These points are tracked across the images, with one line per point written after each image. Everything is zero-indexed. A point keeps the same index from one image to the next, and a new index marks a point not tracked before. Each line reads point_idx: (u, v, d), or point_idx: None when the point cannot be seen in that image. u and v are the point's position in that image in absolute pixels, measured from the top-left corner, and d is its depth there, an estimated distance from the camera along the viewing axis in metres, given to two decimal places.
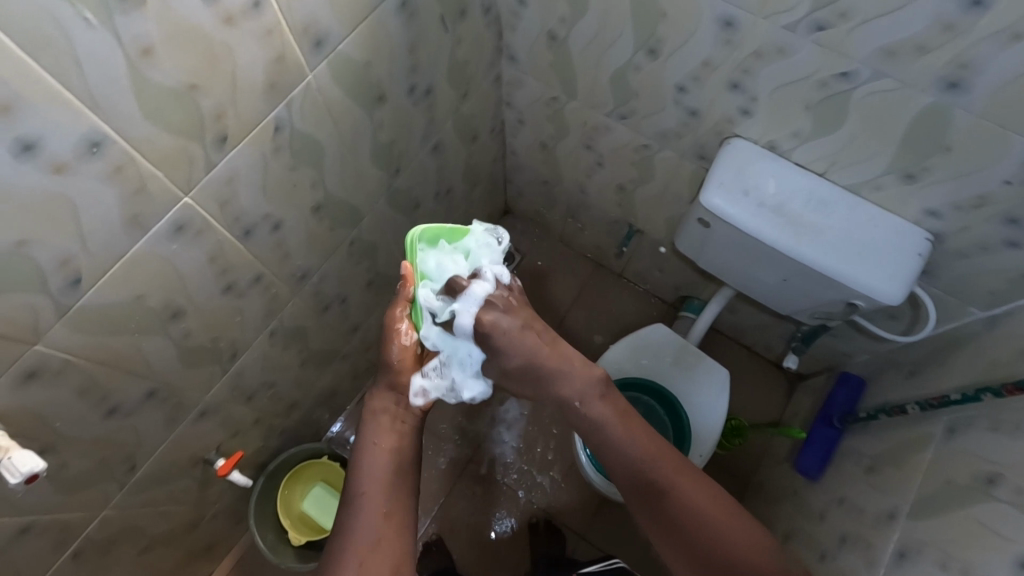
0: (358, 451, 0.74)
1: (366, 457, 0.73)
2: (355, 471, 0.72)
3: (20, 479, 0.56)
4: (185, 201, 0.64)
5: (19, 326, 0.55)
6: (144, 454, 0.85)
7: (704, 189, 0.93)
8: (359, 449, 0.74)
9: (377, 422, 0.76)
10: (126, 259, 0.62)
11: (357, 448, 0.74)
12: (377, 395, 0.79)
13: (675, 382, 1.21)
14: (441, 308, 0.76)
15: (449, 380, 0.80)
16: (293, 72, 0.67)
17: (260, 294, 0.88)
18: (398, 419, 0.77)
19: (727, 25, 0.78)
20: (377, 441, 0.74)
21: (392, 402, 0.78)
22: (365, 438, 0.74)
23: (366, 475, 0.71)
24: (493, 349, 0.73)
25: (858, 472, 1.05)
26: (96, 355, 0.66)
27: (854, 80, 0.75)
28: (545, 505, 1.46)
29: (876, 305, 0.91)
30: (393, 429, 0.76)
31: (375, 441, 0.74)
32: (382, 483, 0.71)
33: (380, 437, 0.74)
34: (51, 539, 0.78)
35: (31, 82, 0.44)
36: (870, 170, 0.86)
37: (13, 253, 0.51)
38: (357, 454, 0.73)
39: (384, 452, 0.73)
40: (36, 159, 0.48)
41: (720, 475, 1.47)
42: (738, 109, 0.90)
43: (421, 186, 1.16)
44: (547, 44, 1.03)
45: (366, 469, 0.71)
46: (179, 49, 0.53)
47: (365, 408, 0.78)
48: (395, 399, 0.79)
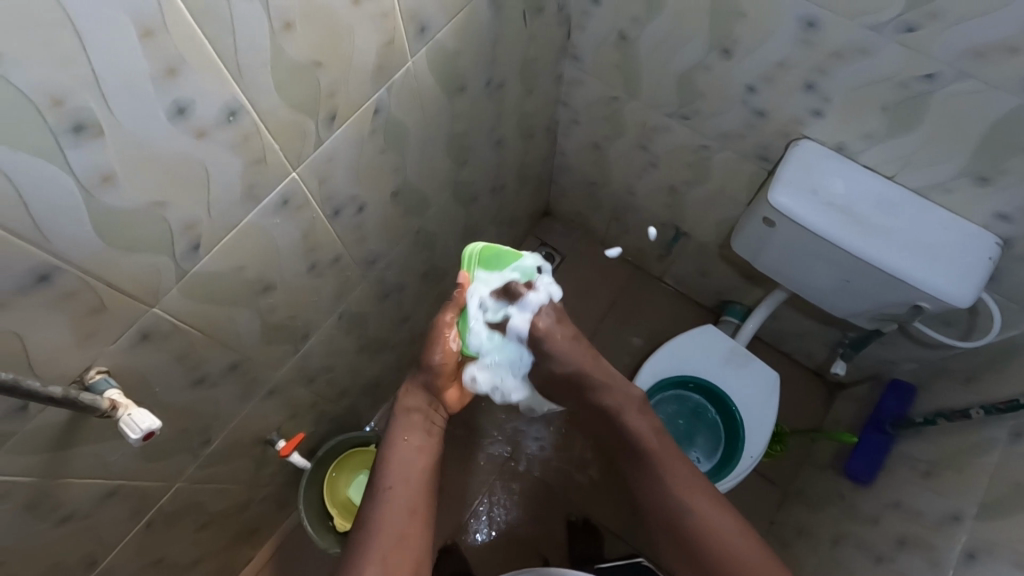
0: (385, 445, 0.77)
1: (393, 452, 0.75)
2: (383, 464, 0.74)
3: (140, 436, 0.59)
4: (294, 176, 0.66)
5: (143, 286, 0.57)
6: (218, 427, 0.86)
7: (772, 188, 0.94)
8: (388, 443, 0.76)
9: (406, 420, 0.79)
10: (238, 229, 0.64)
11: (385, 443, 0.77)
12: (407, 395, 0.82)
13: (726, 382, 1.22)
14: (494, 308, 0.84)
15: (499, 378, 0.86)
16: (398, 56, 0.70)
17: (336, 276, 0.89)
18: (428, 420, 0.80)
19: (810, 25, 0.81)
20: (405, 437, 0.77)
21: (422, 402, 0.81)
22: (394, 434, 0.77)
23: (394, 468, 0.73)
24: (545, 352, 0.85)
25: (914, 477, 1.05)
26: (198, 322, 0.68)
27: (938, 82, 0.78)
28: (583, 504, 1.45)
29: (943, 307, 0.91)
30: (417, 428, 0.78)
31: (403, 437, 0.77)
32: (406, 479, 0.73)
33: (408, 435, 0.77)
34: (129, 505, 0.79)
35: (194, 48, 0.47)
36: (943, 172, 0.87)
37: (150, 214, 0.53)
38: (385, 449, 0.76)
39: (410, 449, 0.76)
40: (185, 122, 0.50)
41: (760, 482, 1.45)
42: (809, 110, 0.92)
43: (480, 180, 1.17)
44: (615, 44, 1.05)
45: (394, 463, 0.74)
46: (313, 25, 0.55)
47: (396, 406, 0.80)
48: (428, 400, 0.82)
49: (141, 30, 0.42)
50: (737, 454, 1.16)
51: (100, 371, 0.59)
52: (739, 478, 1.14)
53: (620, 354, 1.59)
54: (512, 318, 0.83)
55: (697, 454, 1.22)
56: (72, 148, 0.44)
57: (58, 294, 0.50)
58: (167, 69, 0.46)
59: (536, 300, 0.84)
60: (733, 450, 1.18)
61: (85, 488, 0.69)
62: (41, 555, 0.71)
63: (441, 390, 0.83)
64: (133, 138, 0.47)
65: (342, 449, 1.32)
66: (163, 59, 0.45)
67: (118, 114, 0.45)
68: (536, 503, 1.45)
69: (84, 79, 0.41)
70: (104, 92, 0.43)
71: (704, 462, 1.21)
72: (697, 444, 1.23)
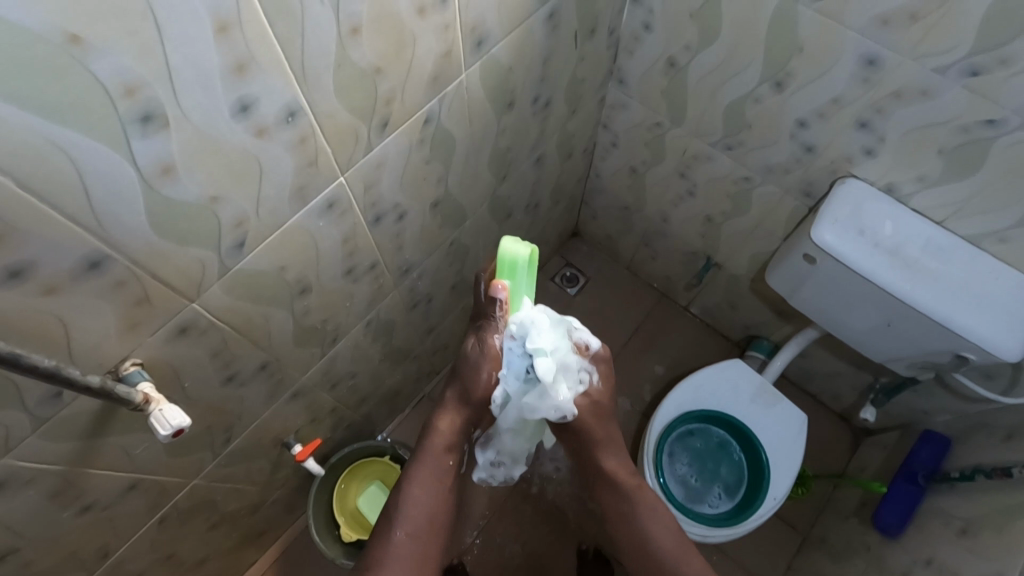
0: (407, 475, 0.80)
1: (413, 490, 0.78)
2: (402, 503, 0.78)
3: (169, 432, 0.58)
4: (341, 180, 0.66)
5: (187, 279, 0.57)
6: (241, 426, 0.86)
7: (817, 224, 0.92)
8: (409, 474, 0.79)
9: (428, 450, 0.79)
10: (284, 228, 0.64)
11: (407, 472, 0.80)
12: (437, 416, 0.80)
13: (752, 418, 1.18)
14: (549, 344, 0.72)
15: (536, 405, 0.75)
16: (453, 68, 0.70)
17: (370, 282, 0.88)
18: (452, 449, 0.80)
19: (870, 62, 0.80)
20: (425, 468, 0.79)
21: (452, 434, 0.80)
22: (415, 461, 0.80)
23: (410, 509, 0.78)
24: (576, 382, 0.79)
25: (949, 534, 1.01)
26: (231, 320, 0.67)
27: (1002, 128, 0.76)
28: (595, 533, 1.41)
29: (989, 360, 0.88)
30: (440, 467, 0.80)
31: (421, 470, 0.79)
32: (419, 532, 0.77)
33: (426, 470, 0.79)
34: (148, 499, 0.78)
35: (264, 47, 0.47)
36: (995, 222, 0.85)
37: (204, 208, 0.53)
38: (406, 477, 0.79)
39: (430, 488, 0.79)
40: (247, 120, 0.50)
41: (778, 524, 1.41)
42: (861, 148, 0.90)
43: (517, 198, 1.17)
44: (664, 70, 1.05)
45: (411, 507, 0.78)
46: (377, 31, 0.55)
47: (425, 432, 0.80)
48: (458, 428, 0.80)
49: (217, 25, 0.42)
50: (760, 494, 1.12)
51: (134, 364, 0.59)
52: (762, 521, 1.11)
53: (642, 382, 1.55)
54: (571, 352, 0.75)
55: (719, 490, 1.21)
56: (137, 138, 0.43)
57: (109, 283, 0.50)
58: (237, 66, 0.46)
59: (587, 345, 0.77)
60: (756, 490, 1.14)
61: (108, 480, 0.69)
62: (59, 543, 0.70)
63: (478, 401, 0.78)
64: (198, 131, 0.47)
65: (355, 457, 1.30)
66: (235, 56, 0.45)
67: (185, 107, 0.45)
68: (546, 526, 1.42)
69: (158, 70, 0.41)
70: (175, 85, 0.43)
71: (726, 499, 1.19)
72: (720, 478, 1.22)
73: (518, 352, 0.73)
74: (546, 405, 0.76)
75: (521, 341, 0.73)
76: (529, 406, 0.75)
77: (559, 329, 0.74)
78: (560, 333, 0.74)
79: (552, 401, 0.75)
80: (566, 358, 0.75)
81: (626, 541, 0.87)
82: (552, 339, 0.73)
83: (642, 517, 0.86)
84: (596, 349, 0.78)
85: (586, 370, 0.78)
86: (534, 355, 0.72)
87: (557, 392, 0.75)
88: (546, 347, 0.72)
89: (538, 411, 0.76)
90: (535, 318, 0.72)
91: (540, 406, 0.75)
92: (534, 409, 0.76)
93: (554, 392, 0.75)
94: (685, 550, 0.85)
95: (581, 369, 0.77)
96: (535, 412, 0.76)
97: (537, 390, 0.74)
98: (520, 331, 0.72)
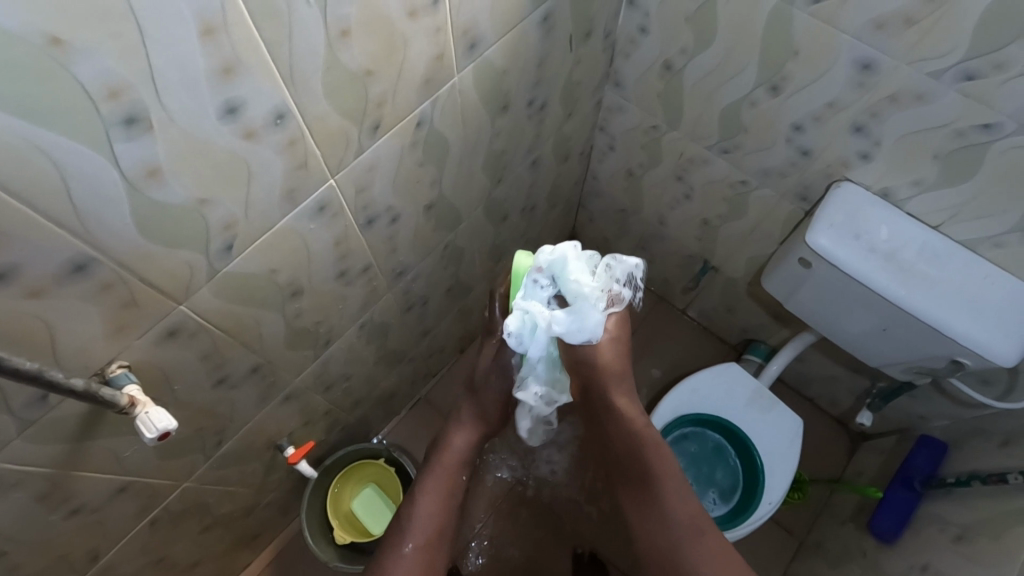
0: (416, 485, 0.81)
1: (422, 499, 0.79)
2: (410, 510, 0.78)
3: (154, 435, 0.58)
4: (332, 183, 0.65)
5: (175, 282, 0.56)
6: (233, 429, 0.85)
7: (812, 228, 0.92)
8: (419, 484, 0.80)
9: (440, 462, 0.82)
10: (274, 231, 0.63)
11: (417, 483, 0.81)
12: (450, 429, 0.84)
13: (748, 422, 1.18)
14: (579, 266, 0.70)
15: (566, 326, 0.72)
16: (446, 71, 0.69)
17: (363, 285, 0.88)
18: (463, 463, 0.83)
19: (865, 66, 0.80)
20: (436, 478, 0.80)
21: (464, 446, 0.83)
22: (426, 473, 0.81)
23: (418, 516, 0.77)
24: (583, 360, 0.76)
25: (945, 541, 1.01)
26: (221, 322, 0.66)
27: (997, 133, 0.75)
28: (590, 537, 1.41)
29: (985, 365, 0.87)
30: (451, 480, 0.81)
31: (431, 481, 0.80)
32: (427, 540, 0.76)
33: (437, 481, 0.80)
34: (138, 501, 0.78)
35: (250, 49, 0.46)
36: (991, 226, 0.85)
37: (192, 210, 0.52)
38: (416, 487, 0.80)
39: (439, 497, 0.79)
40: (234, 122, 0.50)
41: (774, 529, 1.40)
42: (856, 152, 0.90)
43: (513, 200, 1.16)
44: (660, 73, 1.04)
45: (419, 514, 0.77)
46: (367, 33, 0.55)
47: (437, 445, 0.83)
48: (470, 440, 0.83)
49: (203, 28, 0.42)
50: (755, 499, 1.12)
51: (121, 367, 0.58)
52: (756, 525, 1.10)
53: (639, 385, 1.55)
54: (606, 273, 0.71)
55: (714, 494, 1.20)
56: (121, 141, 0.43)
57: (94, 285, 0.50)
58: (224, 69, 0.46)
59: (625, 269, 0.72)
60: (751, 494, 1.14)
61: (98, 483, 0.68)
62: (48, 547, 0.70)
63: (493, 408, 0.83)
64: (184, 133, 0.47)
65: (350, 459, 1.30)
66: (221, 58, 0.45)
67: (170, 109, 0.44)
68: (542, 530, 1.42)
69: (142, 73, 0.41)
70: (159, 87, 0.43)
71: (721, 504, 1.19)
72: (715, 483, 1.21)
73: (547, 279, 0.70)
74: (577, 328, 0.72)
75: (548, 270, 0.70)
76: (557, 331, 0.72)
77: (589, 254, 0.71)
78: (588, 259, 0.71)
79: (584, 323, 0.71)
80: (597, 280, 0.71)
81: (642, 535, 0.81)
82: (582, 263, 0.70)
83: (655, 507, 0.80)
84: (628, 280, 0.73)
85: (630, 287, 0.73)
86: (563, 279, 0.70)
87: (590, 309, 0.71)
88: (576, 268, 0.70)
89: (569, 335, 0.72)
90: (564, 249, 0.70)
91: (571, 328, 0.71)
92: (567, 332, 0.72)
93: (587, 311, 0.71)
94: (699, 529, 0.78)
95: (625, 284, 0.73)
96: (567, 334, 0.72)
97: (569, 312, 0.71)
98: (549, 262, 0.70)
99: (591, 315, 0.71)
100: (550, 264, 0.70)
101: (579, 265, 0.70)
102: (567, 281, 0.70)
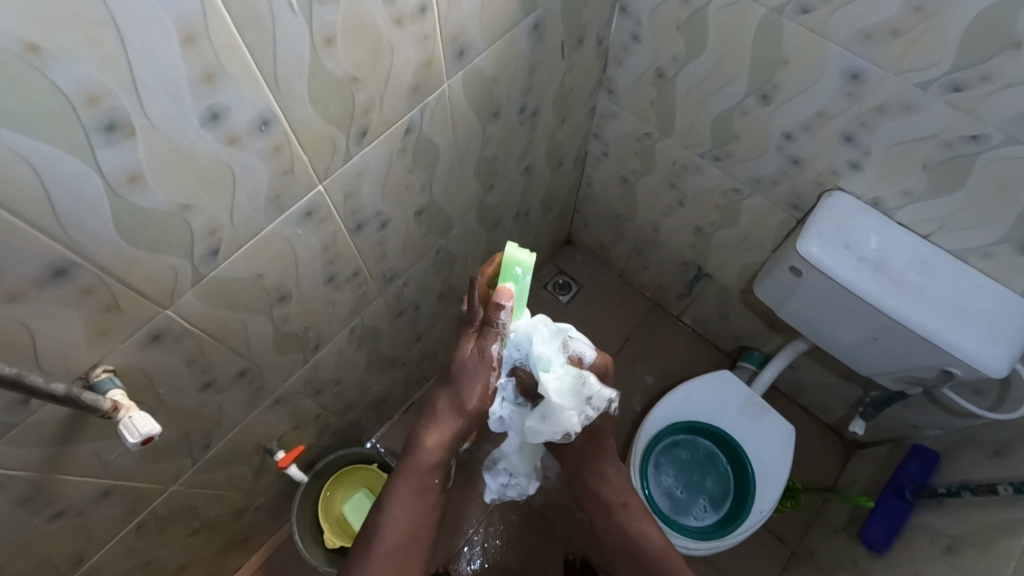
0: (387, 490, 0.77)
1: (394, 506, 0.76)
2: (381, 519, 0.75)
3: (137, 440, 0.58)
4: (319, 189, 0.65)
5: (158, 286, 0.57)
6: (220, 432, 0.85)
7: (803, 237, 0.92)
8: (389, 490, 0.76)
9: (409, 467, 0.76)
10: (261, 236, 0.63)
11: (387, 486, 0.77)
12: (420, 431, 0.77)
13: (739, 429, 1.18)
14: (545, 369, 0.70)
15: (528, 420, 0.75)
16: (434, 78, 0.70)
17: (353, 290, 0.88)
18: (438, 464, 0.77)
19: (853, 76, 0.80)
20: (406, 485, 0.76)
21: (439, 449, 0.76)
22: (396, 477, 0.77)
23: (390, 526, 0.75)
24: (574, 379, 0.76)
25: (935, 552, 1.00)
26: (207, 327, 0.66)
27: (985, 143, 0.75)
28: (581, 544, 1.40)
29: (975, 375, 0.87)
30: (425, 484, 0.77)
31: (403, 488, 0.76)
32: (398, 546, 0.75)
33: (407, 488, 0.76)
34: (123, 505, 0.78)
35: (233, 57, 0.47)
36: (981, 237, 0.85)
37: (175, 215, 0.52)
38: (387, 491, 0.77)
39: (411, 505, 0.76)
40: (218, 128, 0.50)
41: (767, 538, 1.40)
42: (847, 161, 0.90)
43: (506, 206, 1.16)
44: (653, 81, 1.05)
45: (390, 521, 0.75)
46: (352, 41, 0.55)
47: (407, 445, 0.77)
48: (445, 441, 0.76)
49: (183, 34, 0.43)
50: (745, 507, 1.12)
51: (106, 370, 0.58)
52: (745, 534, 1.10)
53: (632, 392, 1.55)
54: (576, 384, 0.72)
55: (704, 502, 1.20)
56: (101, 146, 0.43)
57: (76, 289, 0.50)
58: (206, 75, 0.46)
59: (593, 393, 0.72)
60: (741, 502, 1.14)
61: (82, 486, 0.68)
62: (31, 550, 0.70)
63: (468, 401, 0.74)
64: (166, 139, 0.47)
65: (341, 464, 1.29)
66: (202, 65, 0.45)
67: (151, 115, 0.45)
68: (532, 535, 1.41)
69: (122, 79, 0.41)
70: (139, 93, 0.43)
71: (712, 511, 1.19)
72: (706, 490, 1.21)
73: (514, 355, 0.72)
74: (546, 427, 0.74)
75: (520, 352, 0.72)
76: (527, 426, 0.75)
77: (557, 352, 0.72)
78: (559, 364, 0.71)
79: (547, 426, 0.74)
80: (569, 388, 0.71)
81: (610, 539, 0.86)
82: (552, 367, 0.71)
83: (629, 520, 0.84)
84: (600, 400, 0.73)
85: (600, 406, 0.73)
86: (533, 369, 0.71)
87: (553, 413, 0.72)
88: (546, 366, 0.71)
89: (534, 433, 0.76)
90: (536, 330, 0.71)
91: (537, 428, 0.75)
92: (531, 428, 0.75)
93: (551, 415, 0.73)
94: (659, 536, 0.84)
95: (592, 403, 0.73)
96: (529, 431, 0.76)
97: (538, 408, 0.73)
98: (522, 345, 0.71)
99: (551, 424, 0.73)
100: (523, 350, 0.71)
101: (548, 370, 0.71)
102: (538, 376, 0.71)
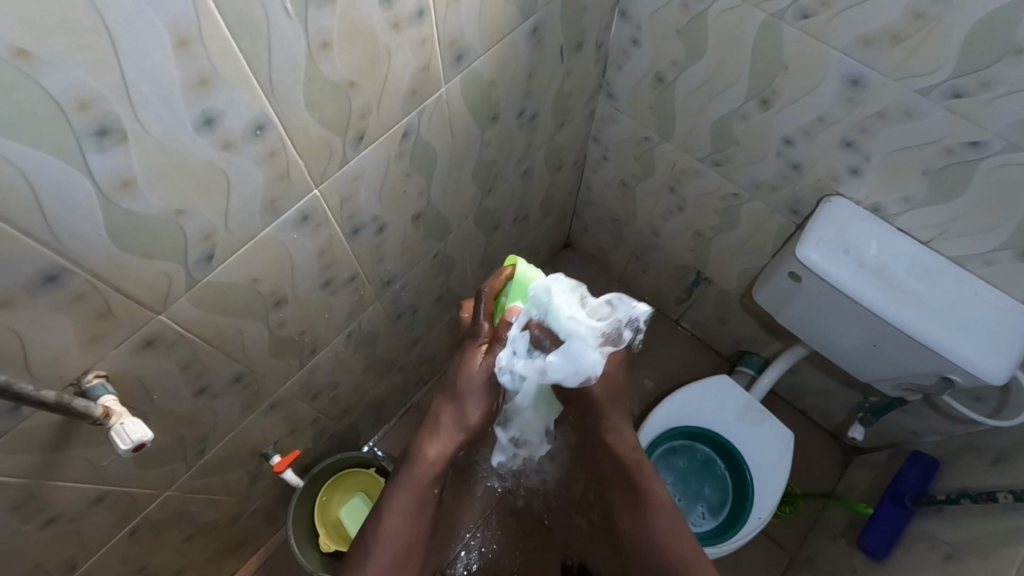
0: (383, 501, 0.74)
1: (389, 517, 0.73)
2: (377, 529, 0.73)
3: (129, 446, 0.58)
4: (316, 193, 0.65)
5: (152, 292, 0.56)
6: (215, 437, 0.85)
7: (802, 243, 0.92)
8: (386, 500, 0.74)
9: (408, 475, 0.74)
10: (256, 240, 0.63)
11: (383, 497, 0.75)
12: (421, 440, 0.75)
13: (738, 435, 1.17)
14: (564, 305, 0.71)
15: (548, 368, 0.70)
16: (432, 81, 0.69)
17: (350, 294, 0.88)
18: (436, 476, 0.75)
19: (853, 82, 0.80)
20: (402, 495, 0.74)
21: (438, 461, 0.75)
22: (393, 487, 0.74)
23: (383, 537, 0.72)
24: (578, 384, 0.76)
25: (934, 559, 1.00)
26: (201, 332, 0.66)
27: (985, 150, 0.75)
28: (579, 549, 1.38)
29: (974, 382, 0.87)
30: (422, 495, 0.74)
31: (400, 498, 0.73)
32: (392, 559, 0.72)
33: (404, 499, 0.73)
34: (117, 510, 0.77)
35: (228, 61, 0.46)
36: (981, 243, 0.84)
37: (169, 220, 0.52)
38: (383, 501, 0.74)
39: (407, 516, 0.73)
40: (212, 133, 0.50)
41: (765, 543, 1.39)
42: (847, 167, 0.90)
43: (505, 209, 1.16)
44: (652, 85, 1.04)
45: (385, 533, 0.72)
46: (349, 45, 0.55)
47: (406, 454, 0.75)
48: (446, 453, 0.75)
49: (176, 40, 0.42)
50: (745, 513, 1.11)
51: (98, 377, 0.58)
52: (744, 540, 1.09)
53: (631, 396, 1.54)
54: (598, 314, 0.72)
55: (703, 508, 1.19)
56: (93, 152, 0.43)
57: (67, 296, 0.49)
58: (199, 80, 0.45)
59: (617, 317, 0.72)
60: (740, 508, 1.13)
61: (74, 492, 0.68)
62: (23, 556, 0.69)
63: (471, 416, 0.75)
64: (159, 144, 0.46)
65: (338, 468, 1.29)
66: (196, 69, 0.45)
67: (144, 120, 0.44)
68: (530, 539, 1.40)
69: (114, 85, 0.41)
70: (132, 98, 0.42)
71: (710, 518, 1.17)
72: (704, 497, 1.20)
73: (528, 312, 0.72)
74: (569, 368, 0.70)
75: (536, 308, 0.72)
76: (550, 370, 0.70)
77: (574, 293, 0.72)
78: (574, 299, 0.72)
79: (573, 363, 0.70)
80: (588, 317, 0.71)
81: (626, 528, 0.80)
82: (568, 304, 0.71)
83: (646, 507, 0.79)
84: (627, 323, 0.72)
85: (628, 330, 0.72)
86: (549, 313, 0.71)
87: (578, 348, 0.70)
88: (563, 305, 0.71)
89: (557, 376, 0.70)
90: (548, 283, 0.72)
91: (561, 368, 0.70)
92: (555, 373, 0.70)
93: (575, 350, 0.70)
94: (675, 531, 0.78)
95: (620, 327, 0.72)
96: (550, 377, 0.70)
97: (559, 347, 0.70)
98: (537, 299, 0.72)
99: (576, 359, 0.70)
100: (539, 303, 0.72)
101: (565, 305, 0.71)
102: (555, 315, 0.70)
